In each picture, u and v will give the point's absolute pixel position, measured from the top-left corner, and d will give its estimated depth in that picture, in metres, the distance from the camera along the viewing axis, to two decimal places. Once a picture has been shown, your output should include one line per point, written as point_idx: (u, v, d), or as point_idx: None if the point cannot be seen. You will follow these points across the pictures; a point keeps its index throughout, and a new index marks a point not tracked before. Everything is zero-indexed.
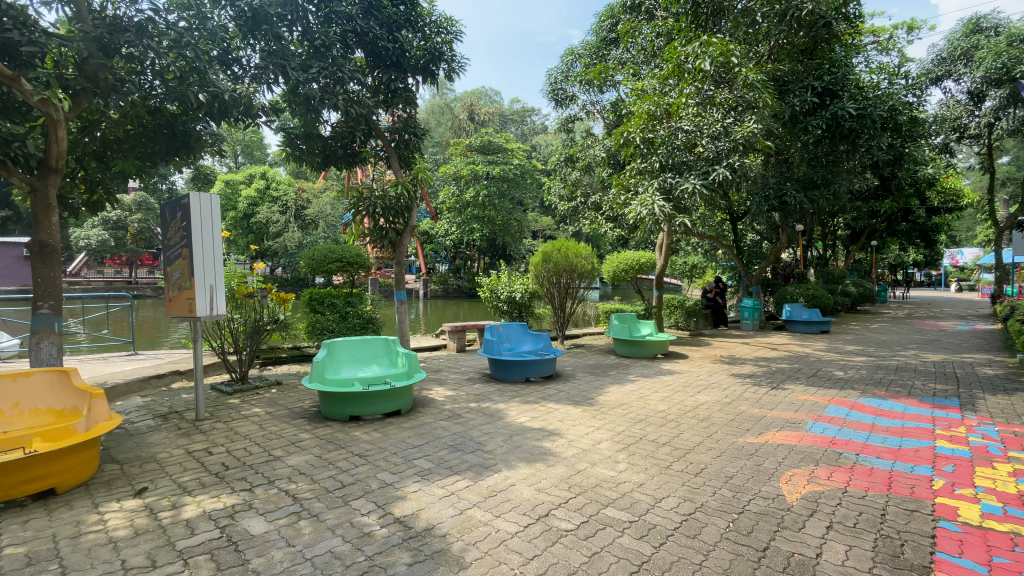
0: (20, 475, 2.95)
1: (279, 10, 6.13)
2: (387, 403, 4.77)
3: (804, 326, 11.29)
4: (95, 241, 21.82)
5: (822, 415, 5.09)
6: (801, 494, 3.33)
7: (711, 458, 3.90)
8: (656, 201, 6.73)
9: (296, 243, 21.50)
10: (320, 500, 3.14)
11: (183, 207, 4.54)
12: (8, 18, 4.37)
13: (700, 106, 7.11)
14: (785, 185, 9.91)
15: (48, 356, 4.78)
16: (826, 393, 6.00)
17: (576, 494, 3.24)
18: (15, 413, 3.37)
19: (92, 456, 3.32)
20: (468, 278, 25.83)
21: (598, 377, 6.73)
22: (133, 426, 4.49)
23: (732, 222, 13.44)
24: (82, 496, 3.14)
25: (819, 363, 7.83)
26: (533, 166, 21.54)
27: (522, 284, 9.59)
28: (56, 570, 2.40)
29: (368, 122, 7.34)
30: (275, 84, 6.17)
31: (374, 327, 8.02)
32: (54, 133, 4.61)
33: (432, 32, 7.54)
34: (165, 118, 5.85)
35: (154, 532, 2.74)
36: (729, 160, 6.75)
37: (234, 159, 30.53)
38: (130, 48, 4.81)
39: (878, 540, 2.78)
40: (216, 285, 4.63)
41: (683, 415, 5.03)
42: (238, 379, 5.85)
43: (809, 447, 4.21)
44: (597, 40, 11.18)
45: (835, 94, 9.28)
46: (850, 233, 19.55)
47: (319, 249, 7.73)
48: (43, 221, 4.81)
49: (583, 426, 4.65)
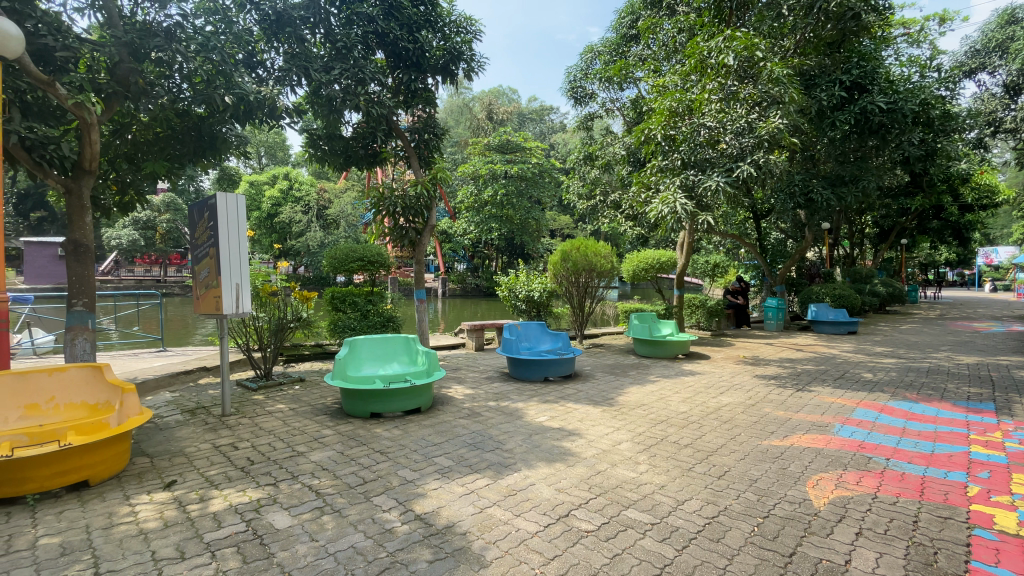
0: (54, 468, 3.04)
1: (303, 13, 6.27)
2: (406, 401, 4.81)
3: (830, 326, 11.05)
4: (125, 241, 22.49)
5: (849, 418, 4.96)
6: (828, 498, 3.25)
7: (734, 461, 3.82)
8: (678, 199, 6.61)
9: (318, 243, 21.74)
10: (342, 496, 3.18)
11: (210, 207, 4.63)
12: (43, 24, 4.54)
13: (723, 101, 7.01)
14: (811, 182, 9.61)
15: (82, 352, 4.95)
16: (853, 395, 5.84)
17: (596, 495, 3.22)
18: (51, 406, 3.49)
19: (123, 450, 3.43)
20: (486, 277, 25.82)
21: (618, 377, 6.68)
22: (162, 420, 4.62)
23: (755, 220, 13.12)
24: (113, 488, 3.24)
25: (848, 365, 7.65)
26: (551, 164, 21.46)
27: (541, 284, 9.57)
28: (89, 561, 2.47)
29: (388, 122, 7.38)
30: (298, 86, 6.28)
31: (394, 325, 8.09)
32: (87, 136, 4.75)
33: (451, 31, 7.55)
34: (193, 121, 5.96)
35: (182, 525, 2.81)
36: (753, 156, 6.61)
37: (259, 161, 31.20)
38: (160, 52, 4.95)
39: (910, 548, 2.69)
40: (242, 283, 4.70)
41: (705, 417, 4.95)
42: (262, 376, 5.98)
43: (837, 451, 4.10)
44: (617, 36, 10.97)
45: (864, 88, 9.03)
46: (879, 231, 19.02)
47: (340, 249, 7.81)
48: (77, 222, 5.00)
49: (603, 426, 4.62)
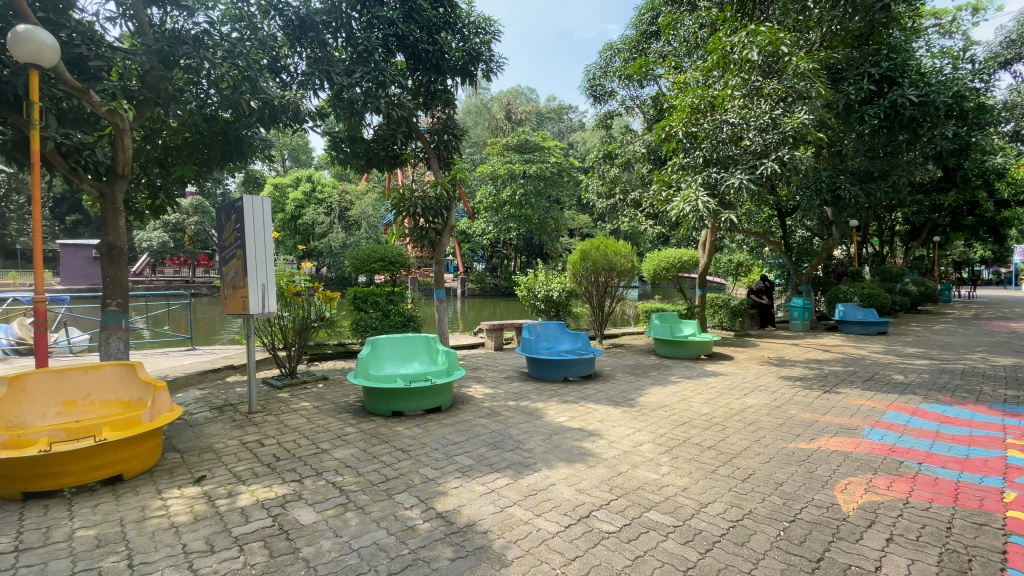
0: (91, 462, 3.16)
1: (325, 17, 6.39)
2: (427, 400, 4.86)
3: (858, 327, 10.76)
4: (156, 243, 23.26)
5: (879, 421, 4.81)
6: (857, 503, 3.17)
7: (759, 464, 3.75)
8: (700, 197, 6.51)
9: (340, 243, 22.03)
10: (365, 493, 3.23)
11: (237, 210, 4.75)
12: (78, 34, 4.71)
13: (747, 97, 6.87)
14: (839, 178, 9.35)
15: (116, 350, 5.13)
16: (883, 397, 5.66)
17: (617, 496, 3.20)
18: (86, 403, 3.63)
19: (155, 446, 3.55)
20: (504, 277, 25.81)
21: (638, 378, 6.62)
22: (192, 417, 4.75)
23: (780, 218, 12.83)
24: (146, 483, 3.35)
25: (877, 366, 7.43)
26: (570, 164, 21.34)
27: (560, 283, 9.55)
28: (123, 553, 2.56)
29: (408, 124, 7.46)
30: (321, 90, 6.41)
31: (415, 325, 8.17)
32: (121, 142, 4.92)
33: (471, 32, 7.56)
34: (220, 126, 6.11)
35: (212, 519, 2.90)
36: (778, 153, 6.47)
37: (283, 164, 31.84)
38: (188, 59, 5.11)
39: (944, 555, 2.60)
40: (267, 284, 4.79)
41: (729, 418, 4.86)
42: (287, 374, 6.10)
43: (866, 454, 3.99)
44: (637, 33, 10.84)
45: (894, 81, 8.74)
46: (910, 229, 18.40)
47: (362, 249, 7.91)
48: (111, 225, 5.18)
49: (623, 427, 4.58)
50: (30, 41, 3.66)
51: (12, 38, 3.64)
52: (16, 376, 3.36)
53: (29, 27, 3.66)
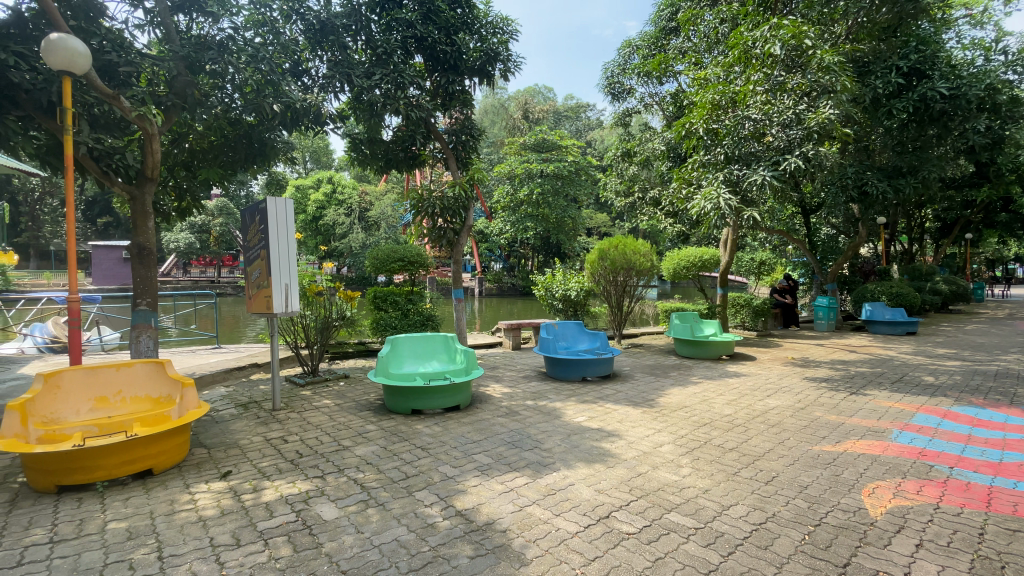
0: (122, 456, 3.26)
1: (345, 21, 6.54)
2: (446, 398, 4.90)
3: (886, 327, 10.47)
4: (183, 244, 23.89)
5: (909, 424, 4.67)
6: (885, 508, 3.08)
7: (783, 466, 3.68)
8: (721, 194, 6.41)
9: (359, 244, 22.25)
10: (385, 490, 3.27)
11: (261, 211, 4.85)
12: (108, 42, 4.87)
13: (769, 92, 6.72)
14: (865, 174, 9.12)
15: (146, 348, 5.29)
16: (913, 399, 5.50)
17: (637, 497, 3.17)
18: (118, 399, 3.75)
19: (183, 441, 3.65)
20: (522, 277, 25.77)
21: (658, 378, 6.55)
22: (218, 413, 4.87)
23: (804, 215, 12.56)
24: (175, 477, 3.45)
25: (906, 367, 7.21)
26: (588, 162, 21.21)
27: (578, 283, 9.52)
28: (153, 545, 2.64)
29: (427, 125, 7.52)
30: (341, 92, 6.49)
31: (434, 324, 8.25)
32: (150, 146, 5.08)
33: (488, 32, 7.59)
34: (244, 129, 6.23)
35: (237, 513, 2.97)
36: (802, 149, 6.31)
37: (305, 166, 32.42)
38: (214, 64, 5.25)
39: (976, 562, 2.52)
40: (290, 284, 4.88)
41: (751, 420, 4.78)
42: (309, 372, 6.21)
43: (894, 458, 3.88)
44: (656, 29, 10.72)
45: (923, 74, 8.50)
46: (941, 226, 17.82)
47: (382, 249, 8.01)
48: (141, 227, 5.35)
49: (643, 428, 4.54)
50: (63, 48, 3.79)
51: (46, 46, 3.78)
52: (51, 373, 3.48)
53: (62, 36, 3.80)
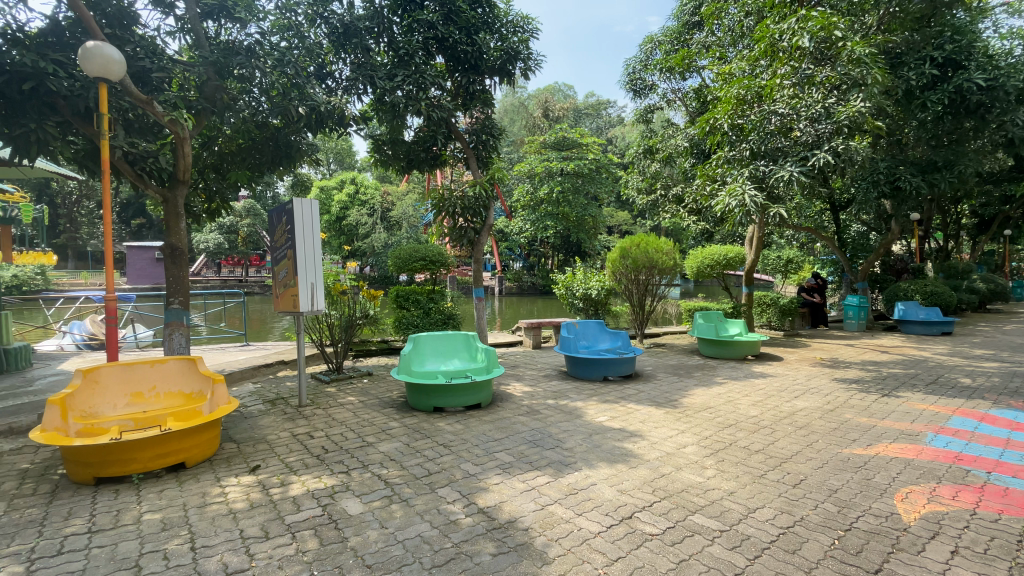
0: (157, 450, 3.38)
1: (367, 24, 6.63)
2: (467, 396, 4.93)
3: (920, 327, 10.11)
4: (212, 245, 24.60)
5: (944, 428, 4.50)
6: (920, 513, 2.98)
7: (812, 469, 3.60)
8: (746, 191, 6.29)
9: (382, 243, 22.53)
10: (409, 486, 3.31)
11: (288, 212, 4.95)
12: (141, 49, 5.04)
13: (797, 87, 6.57)
14: (898, 168, 8.82)
15: (179, 345, 5.46)
16: (949, 402, 5.29)
17: (661, 498, 3.14)
18: (152, 395, 3.89)
19: (214, 436, 3.76)
20: (542, 276, 25.69)
21: (681, 378, 6.47)
22: (247, 409, 5.00)
23: (833, 212, 12.22)
24: (206, 471, 3.56)
25: (941, 369, 6.94)
26: (609, 160, 21.01)
27: (599, 282, 9.45)
28: (186, 536, 2.73)
29: (448, 126, 7.57)
30: (364, 94, 6.60)
31: (454, 323, 8.30)
32: (181, 150, 5.24)
33: (509, 31, 7.60)
34: (270, 132, 6.35)
35: (266, 506, 3.04)
36: (831, 143, 6.12)
37: (328, 168, 32.97)
38: (242, 69, 5.39)
39: (1015, 570, 2.42)
40: (316, 283, 4.97)
41: (778, 421, 4.68)
42: (334, 369, 6.32)
43: (929, 462, 3.75)
44: (679, 24, 10.56)
45: (959, 65, 8.20)
46: (979, 222, 17.11)
47: (404, 249, 8.10)
48: (173, 228, 5.52)
49: (666, 429, 4.49)
50: (99, 56, 3.94)
51: (83, 54, 3.93)
52: (90, 368, 3.64)
53: (98, 44, 3.94)
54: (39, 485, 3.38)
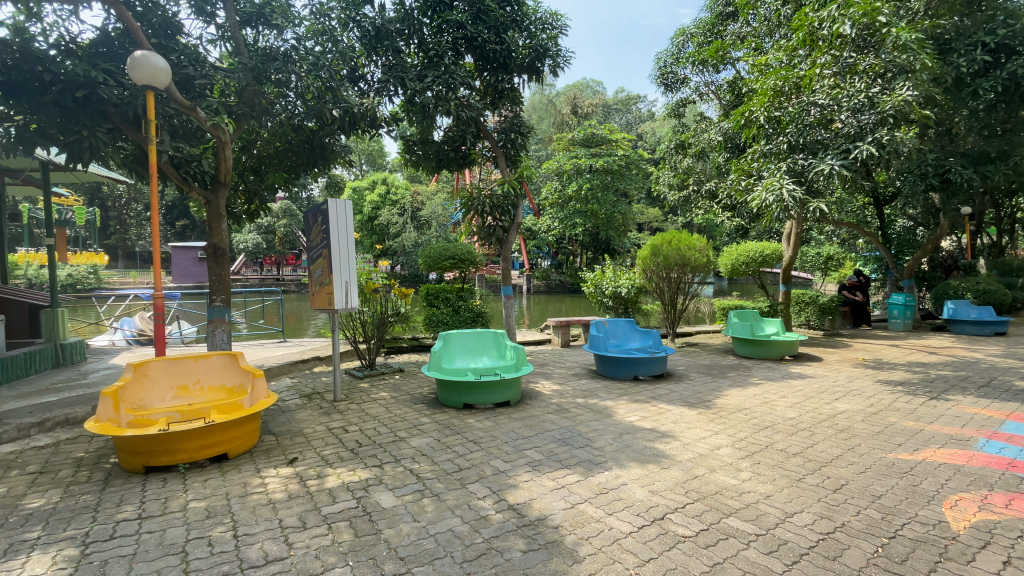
0: (201, 440, 3.54)
1: (398, 26, 6.77)
2: (496, 394, 4.96)
3: (972, 327, 9.57)
4: (251, 245, 25.50)
5: (998, 433, 4.26)
6: (970, 522, 2.84)
7: (853, 474, 3.47)
8: (784, 185, 6.08)
9: (412, 243, 22.81)
10: (440, 481, 3.36)
11: (322, 212, 5.08)
12: (185, 57, 5.27)
13: (838, 75, 6.33)
14: (948, 160, 8.37)
15: (221, 342, 5.68)
16: (1004, 407, 4.99)
17: (694, 500, 3.09)
18: (197, 388, 4.07)
19: (254, 429, 3.90)
20: (570, 274, 25.47)
21: (714, 378, 6.33)
22: (285, 403, 5.17)
23: (876, 207, 11.70)
24: (247, 461, 3.71)
25: (996, 371, 6.54)
26: (639, 156, 20.65)
27: (629, 279, 9.31)
28: (229, 523, 2.85)
29: (477, 124, 7.59)
30: (395, 96, 6.68)
31: (484, 320, 8.34)
32: (222, 153, 5.44)
33: (538, 29, 7.59)
34: (306, 135, 6.51)
35: (303, 498, 3.15)
36: (875, 134, 5.75)
37: (360, 168, 33.61)
38: (278, 73, 5.58)
39: None
40: (350, 280, 5.07)
41: (817, 424, 4.52)
42: (367, 366, 6.46)
43: (980, 469, 3.56)
44: (712, 16, 10.30)
45: (1014, 50, 7.72)
46: None
47: (434, 248, 8.20)
48: (215, 228, 5.75)
49: (699, 429, 4.41)
50: (146, 65, 4.13)
51: (132, 63, 4.12)
52: (140, 363, 3.83)
53: (145, 53, 4.13)
54: (93, 473, 3.59)
